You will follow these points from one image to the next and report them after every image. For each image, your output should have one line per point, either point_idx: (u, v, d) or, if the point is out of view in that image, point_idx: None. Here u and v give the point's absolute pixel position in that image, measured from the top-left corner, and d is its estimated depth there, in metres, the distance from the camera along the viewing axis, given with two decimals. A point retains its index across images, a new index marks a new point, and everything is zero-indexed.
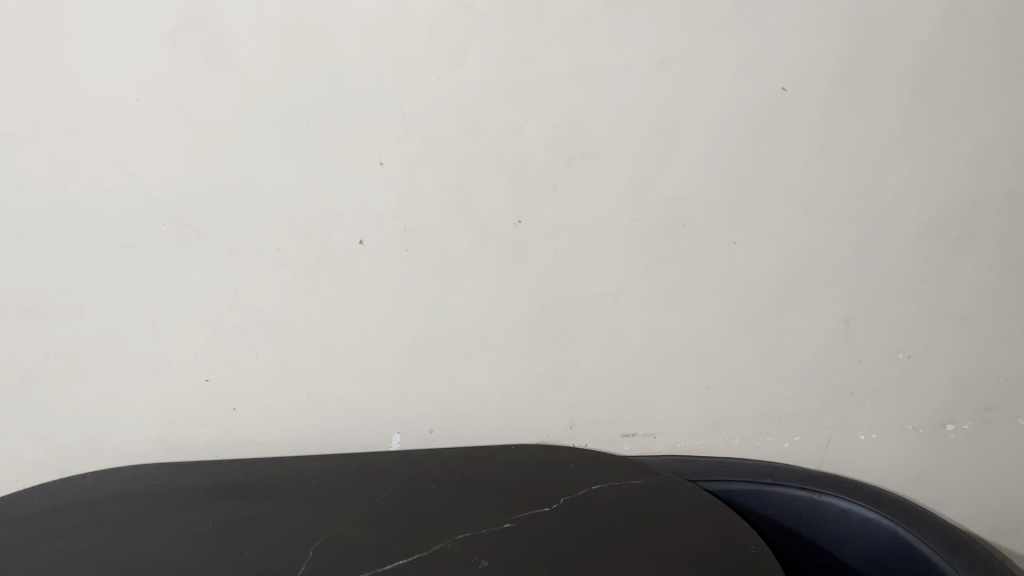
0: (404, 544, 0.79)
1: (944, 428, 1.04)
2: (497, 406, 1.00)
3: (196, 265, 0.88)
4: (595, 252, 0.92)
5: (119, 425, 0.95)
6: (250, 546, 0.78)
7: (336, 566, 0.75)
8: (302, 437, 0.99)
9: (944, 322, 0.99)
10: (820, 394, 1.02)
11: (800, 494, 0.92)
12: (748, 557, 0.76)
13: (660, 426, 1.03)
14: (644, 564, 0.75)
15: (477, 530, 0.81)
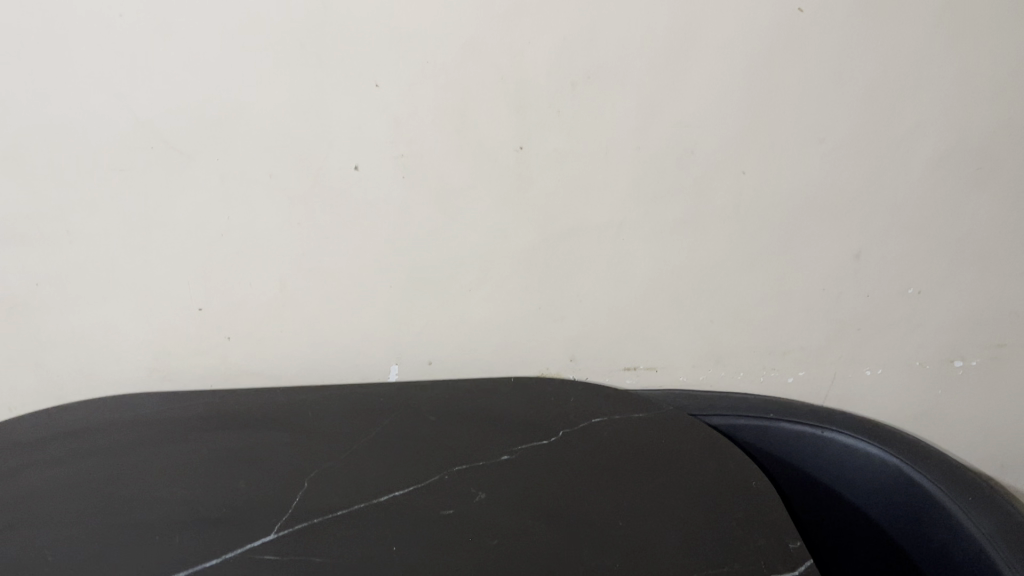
0: (402, 477, 0.78)
1: (952, 364, 1.02)
2: (497, 338, 0.98)
3: (186, 192, 0.85)
4: (599, 181, 0.89)
5: (114, 354, 0.94)
6: (246, 477, 0.77)
7: (332, 498, 0.74)
8: (298, 367, 0.98)
9: (958, 255, 0.96)
10: (826, 329, 1.00)
11: (800, 429, 0.91)
12: (748, 492, 0.75)
13: (662, 359, 1.02)
14: (642, 499, 0.74)
15: (476, 462, 0.80)
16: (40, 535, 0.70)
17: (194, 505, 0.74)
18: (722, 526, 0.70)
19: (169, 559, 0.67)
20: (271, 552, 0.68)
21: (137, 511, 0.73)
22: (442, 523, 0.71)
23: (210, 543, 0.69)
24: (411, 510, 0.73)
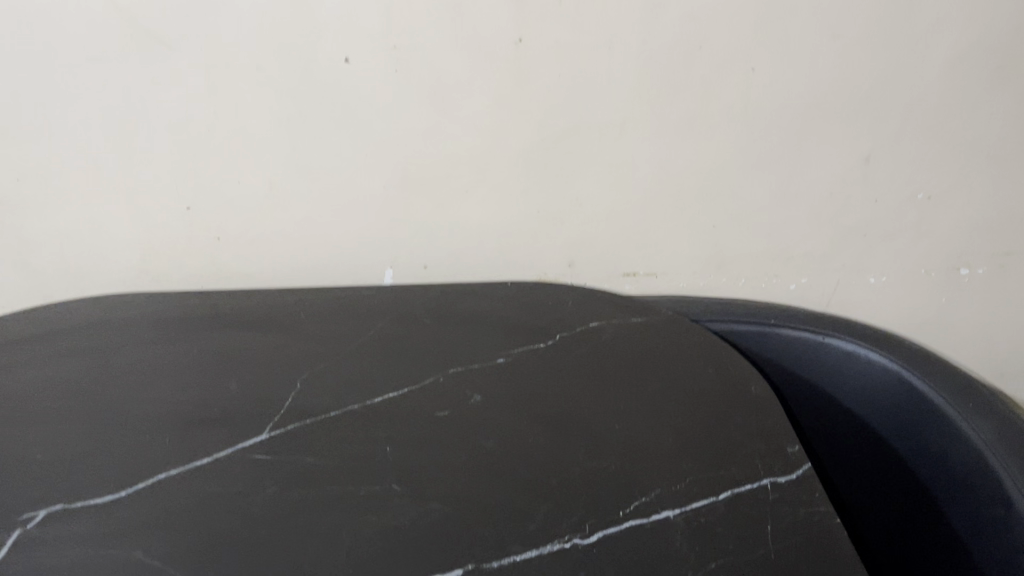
0: (396, 379, 0.77)
1: (958, 272, 1.01)
2: (494, 243, 0.96)
3: (169, 84, 0.81)
4: (601, 77, 0.85)
5: (101, 253, 0.92)
6: (237, 377, 0.76)
7: (323, 399, 0.74)
8: (290, 270, 0.96)
9: (970, 160, 0.93)
10: (831, 235, 0.98)
11: (801, 335, 0.89)
12: (746, 396, 0.74)
13: (663, 265, 1.00)
14: (640, 404, 0.73)
15: (471, 365, 0.79)
16: (29, 433, 0.69)
17: (184, 405, 0.73)
18: (720, 431, 0.70)
19: (159, 458, 0.66)
20: (264, 452, 0.67)
21: (127, 410, 0.72)
22: (437, 426, 0.71)
23: (201, 442, 0.68)
24: (406, 412, 0.72)
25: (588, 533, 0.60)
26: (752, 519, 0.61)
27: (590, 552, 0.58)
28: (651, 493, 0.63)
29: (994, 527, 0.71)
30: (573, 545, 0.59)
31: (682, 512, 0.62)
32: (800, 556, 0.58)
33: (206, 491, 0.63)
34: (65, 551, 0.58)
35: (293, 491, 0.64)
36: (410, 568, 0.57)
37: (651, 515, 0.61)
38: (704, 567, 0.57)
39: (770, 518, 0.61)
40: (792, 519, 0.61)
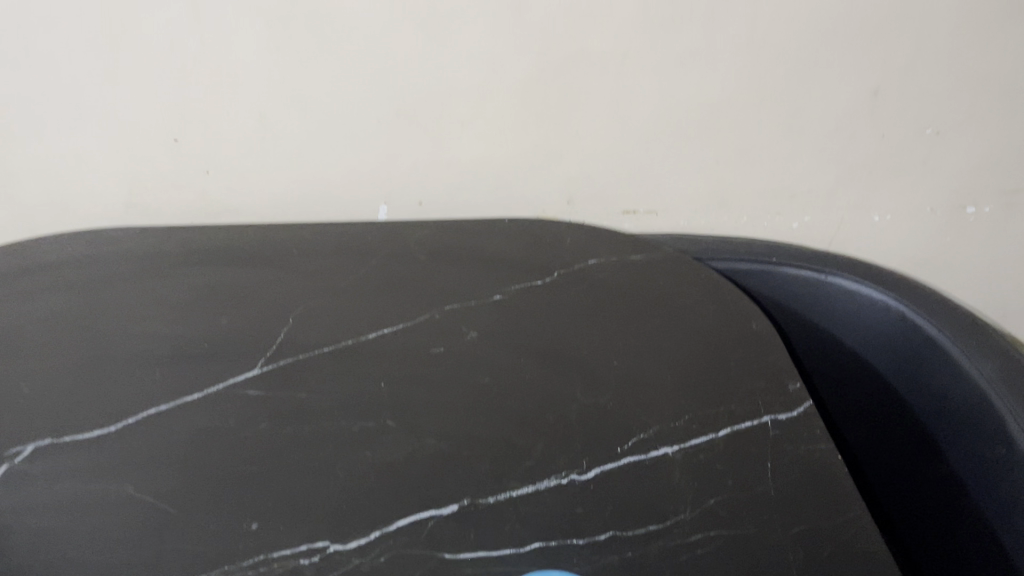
0: (390, 315, 0.75)
1: (963, 210, 0.99)
2: (491, 178, 0.94)
3: (151, 10, 0.78)
4: (603, 5, 0.81)
5: (88, 185, 0.90)
6: (228, 313, 0.75)
7: (316, 335, 0.72)
8: (281, 204, 0.94)
9: (981, 93, 0.90)
10: (836, 171, 0.96)
11: (803, 274, 0.87)
12: (747, 333, 0.73)
13: (663, 202, 0.98)
14: (639, 341, 0.72)
15: (467, 303, 0.77)
16: (16, 368, 0.68)
17: (174, 340, 0.71)
18: (720, 368, 0.68)
19: (149, 394, 0.65)
20: (256, 388, 0.66)
21: (115, 345, 0.71)
22: (432, 362, 0.69)
23: (191, 377, 0.67)
24: (401, 348, 0.71)
25: (585, 470, 0.59)
26: (751, 456, 0.60)
27: (588, 489, 0.58)
28: (650, 430, 0.62)
29: (992, 467, 0.71)
30: (571, 481, 0.58)
31: (680, 448, 0.61)
32: (799, 493, 0.57)
33: (197, 427, 0.62)
34: (56, 486, 0.58)
35: (286, 426, 0.63)
36: (405, 504, 0.57)
37: (650, 452, 0.61)
38: (702, 504, 0.57)
39: (770, 455, 0.60)
40: (792, 455, 0.60)
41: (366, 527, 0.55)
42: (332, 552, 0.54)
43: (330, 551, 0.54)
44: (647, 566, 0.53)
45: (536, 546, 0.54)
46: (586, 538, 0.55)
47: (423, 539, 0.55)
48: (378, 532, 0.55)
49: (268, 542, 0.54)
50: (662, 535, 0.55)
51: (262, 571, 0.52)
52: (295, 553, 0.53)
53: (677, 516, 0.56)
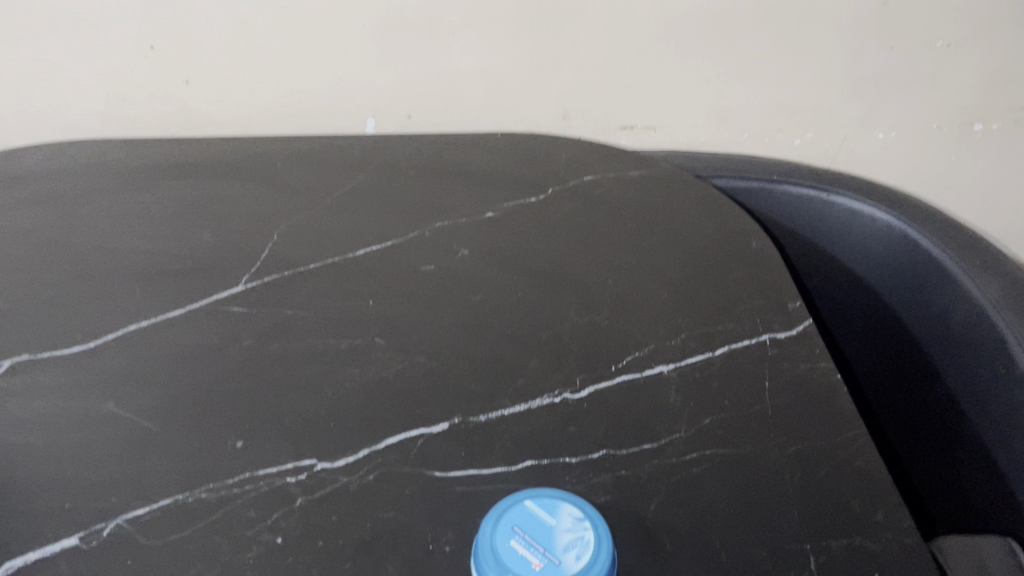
0: (377, 232, 0.72)
1: (971, 127, 0.96)
2: (483, 91, 0.90)
3: None
4: None
5: (61, 96, 0.86)
6: (210, 228, 0.72)
7: (302, 252, 0.70)
8: (265, 117, 0.91)
9: (996, 4, 0.86)
10: (841, 86, 0.92)
11: (805, 193, 0.84)
12: (747, 251, 0.71)
13: (662, 118, 0.94)
14: (635, 259, 0.70)
15: (457, 220, 0.74)
16: None
17: (154, 256, 0.69)
18: (718, 287, 0.66)
19: (129, 310, 0.63)
20: (240, 305, 0.64)
21: (93, 262, 0.68)
22: (422, 279, 0.67)
23: (174, 294, 0.65)
24: (390, 265, 0.69)
25: (578, 389, 0.58)
26: (748, 375, 0.59)
27: (581, 408, 0.56)
28: (645, 348, 0.61)
29: (992, 389, 0.70)
30: (564, 400, 0.57)
31: (675, 367, 0.59)
32: (797, 412, 0.56)
33: (180, 344, 0.61)
34: (34, 403, 0.56)
35: (271, 344, 0.61)
36: (394, 423, 0.56)
37: (645, 370, 0.59)
38: (697, 423, 0.56)
39: (768, 374, 0.59)
40: (790, 375, 0.59)
41: (354, 445, 0.54)
42: (320, 470, 0.52)
43: (317, 470, 0.52)
44: (641, 485, 0.52)
45: (527, 465, 0.53)
46: (578, 457, 0.53)
47: (412, 457, 0.53)
48: (367, 450, 0.54)
49: (253, 460, 0.53)
50: (657, 454, 0.54)
51: (248, 489, 0.51)
52: (282, 471, 0.52)
53: (672, 435, 0.55)
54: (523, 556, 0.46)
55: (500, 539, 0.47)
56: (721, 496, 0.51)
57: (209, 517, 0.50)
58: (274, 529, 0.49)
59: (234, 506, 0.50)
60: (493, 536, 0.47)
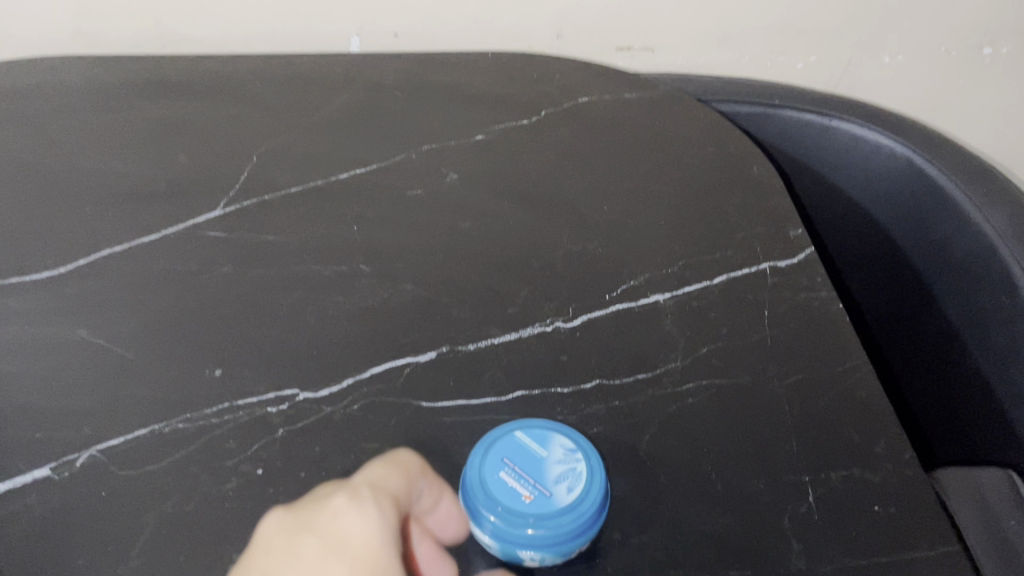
0: (362, 153, 0.69)
1: (980, 51, 0.92)
2: (473, 7, 0.86)
3: None
4: None
5: (24, 8, 0.81)
6: (185, 149, 0.69)
7: (283, 175, 0.66)
8: (242, 33, 0.86)
9: None
10: (849, 6, 0.88)
11: (807, 118, 0.80)
12: (748, 176, 0.68)
13: (661, 39, 0.90)
14: (631, 183, 0.67)
15: (446, 143, 0.70)
16: None
17: (127, 178, 0.66)
18: (717, 213, 0.64)
19: (101, 235, 0.60)
20: (218, 230, 0.61)
21: (63, 183, 0.65)
22: (408, 204, 0.64)
23: (147, 218, 0.62)
24: (374, 187, 0.66)
25: (571, 318, 0.56)
26: (747, 304, 0.57)
27: (574, 337, 0.54)
28: (641, 276, 0.59)
29: (999, 325, 0.68)
30: (556, 329, 0.55)
31: (672, 295, 0.57)
32: (797, 342, 0.54)
33: (155, 270, 0.58)
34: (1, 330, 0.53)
35: (251, 270, 0.58)
36: (379, 351, 0.53)
37: (640, 299, 0.57)
38: (694, 352, 0.54)
39: (768, 303, 0.57)
40: (791, 303, 0.57)
41: (338, 374, 0.52)
42: (302, 400, 0.50)
43: (299, 400, 0.51)
44: (635, 415, 0.50)
45: (518, 395, 0.51)
46: (571, 387, 0.52)
47: (399, 387, 0.51)
48: (351, 380, 0.52)
49: (233, 389, 0.51)
50: (652, 385, 0.52)
51: (227, 419, 0.49)
52: (262, 401, 0.50)
53: (667, 364, 0.53)
54: (512, 488, 0.44)
55: (489, 469, 0.45)
56: (719, 426, 0.50)
57: (187, 448, 0.48)
58: (255, 460, 0.47)
59: (213, 436, 0.48)
60: (482, 467, 0.45)
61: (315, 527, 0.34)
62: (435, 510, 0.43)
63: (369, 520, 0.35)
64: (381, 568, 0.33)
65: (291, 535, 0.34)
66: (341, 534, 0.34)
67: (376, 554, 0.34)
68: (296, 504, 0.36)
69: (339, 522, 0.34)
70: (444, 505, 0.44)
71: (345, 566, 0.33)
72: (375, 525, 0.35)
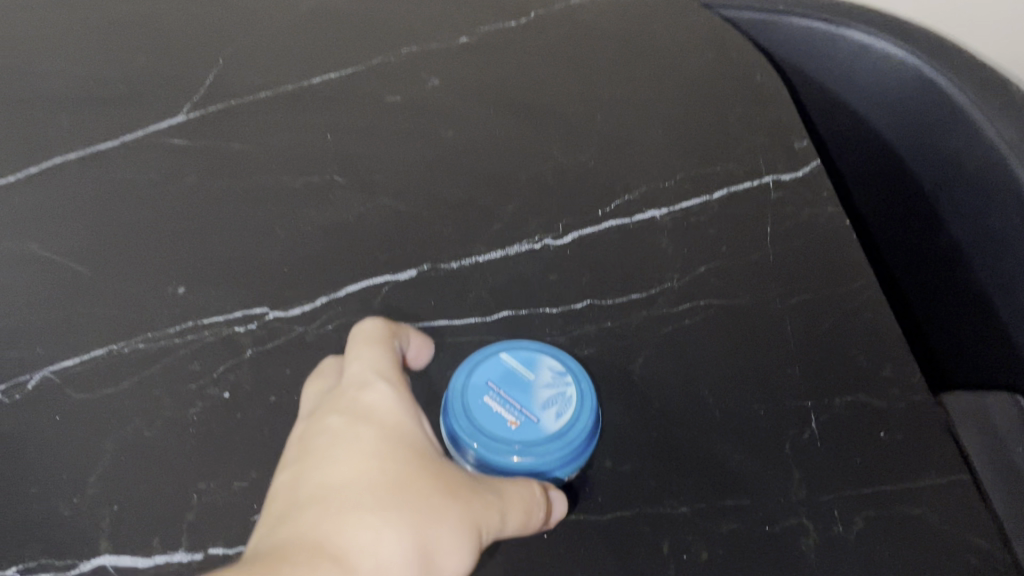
0: (337, 55, 0.63)
1: None
2: None
3: None
4: None
5: None
6: (146, 50, 0.63)
7: (251, 79, 0.61)
8: None
9: None
10: None
11: (812, 26, 0.72)
12: (753, 83, 0.63)
13: None
14: (628, 90, 0.62)
15: (427, 45, 0.65)
16: None
17: (81, 80, 0.61)
18: (719, 123, 0.59)
19: (54, 142, 0.56)
20: (181, 137, 0.57)
21: (14, 85, 0.60)
22: (386, 111, 0.60)
23: (105, 123, 0.57)
24: (350, 92, 0.61)
25: (561, 235, 0.52)
26: (749, 220, 0.53)
27: (564, 254, 0.51)
28: (636, 191, 0.55)
29: (1014, 247, 0.63)
30: (545, 246, 0.51)
31: (669, 211, 0.53)
32: (801, 261, 0.51)
33: (115, 180, 0.54)
34: None
35: (217, 181, 0.54)
36: (355, 269, 0.50)
37: (635, 215, 0.53)
38: (692, 271, 0.50)
39: (771, 219, 0.53)
40: (795, 220, 0.53)
41: (310, 293, 0.48)
42: (272, 319, 0.47)
43: (269, 319, 0.47)
44: (627, 338, 0.47)
45: (504, 316, 0.48)
46: (560, 308, 0.49)
47: (376, 307, 0.48)
48: (325, 298, 0.48)
49: (198, 306, 0.48)
50: (645, 306, 0.49)
51: (191, 339, 0.46)
52: (229, 320, 0.47)
53: (663, 284, 0.50)
54: (498, 413, 0.41)
55: (472, 394, 0.42)
56: (717, 349, 0.47)
57: (148, 369, 0.45)
58: (222, 382, 0.44)
59: (176, 358, 0.45)
60: (464, 392, 0.42)
61: (340, 406, 0.38)
62: (406, 347, 0.44)
63: (384, 395, 0.38)
64: (406, 436, 0.37)
65: (322, 417, 0.38)
66: (364, 412, 0.37)
67: (397, 420, 0.37)
68: (326, 394, 0.40)
69: (360, 398, 0.38)
70: (410, 339, 0.44)
71: (371, 435, 0.36)
72: (394, 399, 0.38)
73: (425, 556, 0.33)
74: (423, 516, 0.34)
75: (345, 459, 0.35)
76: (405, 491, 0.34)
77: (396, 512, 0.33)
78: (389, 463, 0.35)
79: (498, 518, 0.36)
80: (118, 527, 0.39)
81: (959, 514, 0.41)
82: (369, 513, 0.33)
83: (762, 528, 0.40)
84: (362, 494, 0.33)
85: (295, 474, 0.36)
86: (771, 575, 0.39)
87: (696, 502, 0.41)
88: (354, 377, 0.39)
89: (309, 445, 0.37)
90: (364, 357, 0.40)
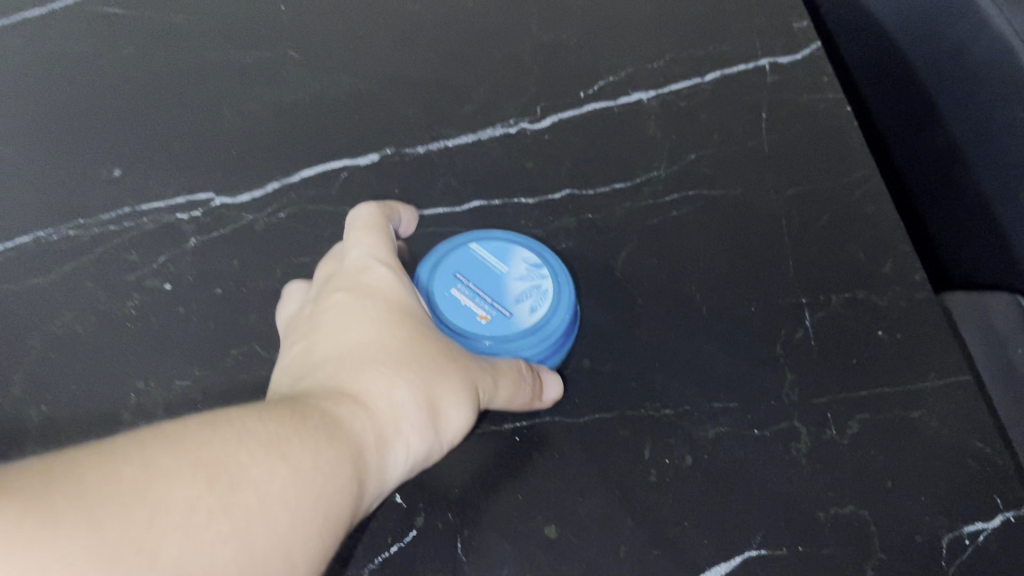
0: None
1: None
2: None
3: None
4: None
5: None
6: None
7: None
8: None
9: None
10: None
11: None
12: None
13: None
14: None
15: None
16: None
17: None
18: None
19: None
20: (115, 6, 0.51)
21: None
22: None
23: None
24: None
25: (539, 118, 0.47)
26: (744, 105, 0.49)
27: (541, 140, 0.47)
28: (621, 72, 0.50)
29: (1004, 145, 0.54)
30: (520, 131, 0.47)
31: (657, 94, 0.49)
32: (799, 149, 0.47)
33: (42, 54, 0.48)
34: None
35: (157, 56, 0.49)
36: (311, 153, 0.45)
37: (620, 98, 0.49)
38: (681, 160, 0.46)
39: (767, 104, 0.49)
40: (794, 105, 0.49)
41: (261, 178, 0.44)
42: (218, 206, 0.43)
43: (213, 206, 0.43)
44: (609, 231, 0.44)
45: (475, 207, 0.44)
46: (536, 198, 0.45)
47: (334, 194, 0.44)
48: (277, 184, 0.44)
49: (136, 192, 0.43)
50: (629, 196, 0.45)
51: (128, 227, 0.42)
52: (171, 206, 0.42)
53: (648, 173, 0.46)
54: (467, 308, 0.38)
55: (439, 288, 0.38)
56: (705, 243, 0.43)
57: (80, 258, 0.41)
58: (162, 274, 0.40)
59: (112, 246, 0.41)
60: (430, 285, 0.38)
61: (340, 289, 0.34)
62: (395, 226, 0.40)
63: (385, 276, 0.34)
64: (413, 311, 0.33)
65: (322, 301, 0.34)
66: (366, 289, 0.34)
67: (401, 295, 0.34)
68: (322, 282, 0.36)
69: (360, 278, 0.34)
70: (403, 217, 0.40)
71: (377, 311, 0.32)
72: (395, 278, 0.34)
73: (433, 408, 0.30)
74: (433, 372, 0.31)
75: (352, 327, 0.32)
76: (420, 354, 0.31)
77: (413, 371, 0.30)
78: (401, 329, 0.32)
79: (493, 385, 0.33)
80: (48, 428, 0.36)
81: (960, 417, 0.38)
82: (383, 365, 0.30)
83: (751, 431, 0.38)
84: (375, 353, 0.30)
85: (299, 354, 0.32)
86: (759, 479, 0.37)
87: (681, 404, 0.38)
88: (351, 264, 0.35)
89: (310, 323, 0.33)
90: (357, 242, 0.36)
